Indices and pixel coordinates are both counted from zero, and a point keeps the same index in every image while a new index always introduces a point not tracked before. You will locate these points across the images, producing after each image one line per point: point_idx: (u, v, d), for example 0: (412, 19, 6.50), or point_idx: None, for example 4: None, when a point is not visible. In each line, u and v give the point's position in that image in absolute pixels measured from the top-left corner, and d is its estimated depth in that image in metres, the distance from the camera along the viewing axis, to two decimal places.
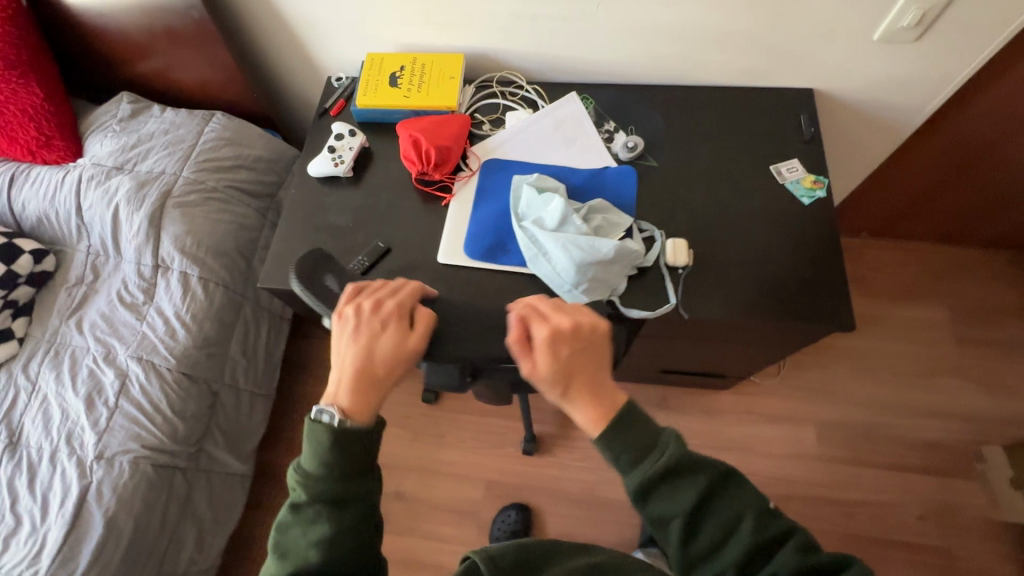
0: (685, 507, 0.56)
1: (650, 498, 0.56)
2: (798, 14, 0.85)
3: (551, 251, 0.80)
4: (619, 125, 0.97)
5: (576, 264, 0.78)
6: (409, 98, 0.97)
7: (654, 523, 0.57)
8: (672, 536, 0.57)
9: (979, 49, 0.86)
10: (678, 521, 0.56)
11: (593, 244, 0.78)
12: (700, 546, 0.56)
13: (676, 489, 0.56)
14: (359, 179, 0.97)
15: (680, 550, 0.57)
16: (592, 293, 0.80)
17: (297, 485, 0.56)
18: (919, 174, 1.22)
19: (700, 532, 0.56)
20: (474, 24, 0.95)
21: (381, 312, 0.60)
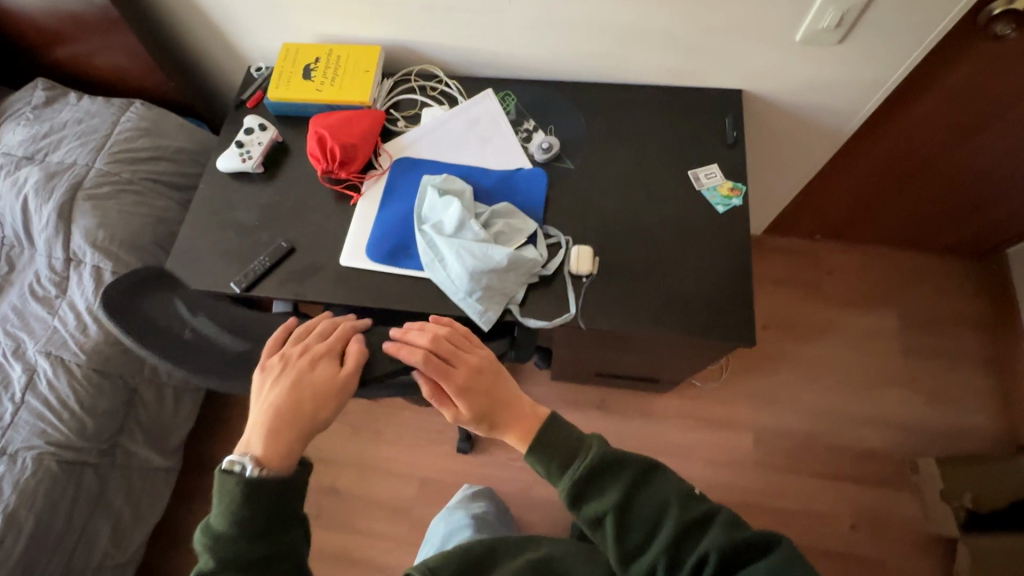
0: (613, 500, 0.56)
1: (581, 497, 0.57)
2: (716, 14, 0.82)
3: (447, 257, 0.78)
4: (539, 124, 0.94)
5: (469, 271, 0.76)
6: (321, 92, 0.94)
7: (588, 522, 0.57)
8: (606, 531, 0.56)
9: (906, 53, 0.83)
10: (609, 514, 0.56)
11: (486, 252, 0.76)
12: (635, 538, 0.56)
13: (604, 484, 0.57)
14: (271, 175, 0.94)
15: (617, 546, 0.56)
16: (489, 302, 0.78)
17: (205, 550, 0.52)
18: (866, 178, 1.19)
19: (632, 526, 0.56)
20: (388, 15, 0.92)
21: (309, 352, 0.58)
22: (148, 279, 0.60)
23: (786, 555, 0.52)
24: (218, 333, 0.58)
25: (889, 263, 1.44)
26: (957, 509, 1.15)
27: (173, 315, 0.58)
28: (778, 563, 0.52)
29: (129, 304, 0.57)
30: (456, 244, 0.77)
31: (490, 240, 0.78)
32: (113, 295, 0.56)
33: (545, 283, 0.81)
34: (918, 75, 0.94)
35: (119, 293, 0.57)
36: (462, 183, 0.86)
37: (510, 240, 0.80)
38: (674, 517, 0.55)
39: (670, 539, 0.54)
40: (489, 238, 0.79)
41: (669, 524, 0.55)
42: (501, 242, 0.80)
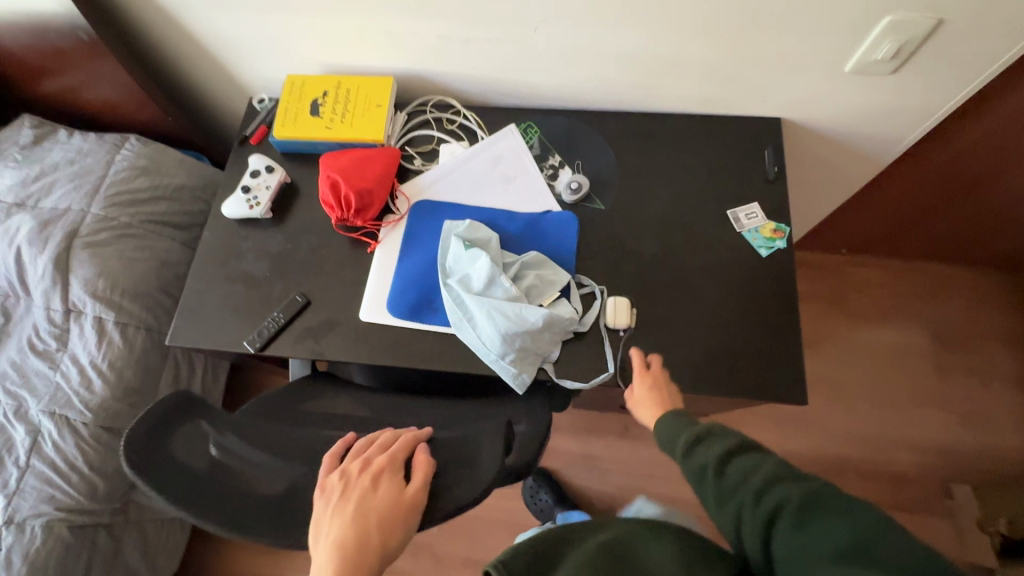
0: (720, 446, 0.59)
1: (691, 444, 0.61)
2: (759, 45, 0.76)
3: (477, 317, 0.74)
4: (565, 159, 0.88)
5: (501, 334, 0.72)
6: (332, 130, 0.88)
7: (692, 466, 0.60)
8: (705, 472, 0.59)
9: (964, 83, 0.77)
10: (711, 456, 0.59)
11: (520, 313, 0.72)
12: (729, 484, 0.57)
13: (712, 437, 0.61)
14: (280, 220, 0.89)
15: (713, 486, 0.58)
16: (523, 363, 0.74)
17: None
18: (902, 196, 1.14)
19: (727, 471, 0.58)
20: (401, 46, 0.86)
21: (373, 465, 0.56)
22: (174, 408, 0.53)
23: (883, 516, 0.48)
24: (255, 454, 0.54)
25: (917, 277, 1.40)
26: (991, 534, 1.13)
27: (201, 448, 0.52)
28: (869, 520, 0.48)
29: (157, 449, 0.50)
30: (488, 304, 0.73)
31: (521, 296, 0.74)
32: (135, 437, 0.49)
33: (580, 339, 0.77)
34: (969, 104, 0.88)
35: (139, 434, 0.49)
36: (488, 230, 0.81)
37: (543, 295, 0.75)
38: (771, 467, 0.56)
39: (764, 483, 0.54)
40: (520, 294, 0.74)
41: (765, 469, 0.55)
42: (533, 297, 0.76)
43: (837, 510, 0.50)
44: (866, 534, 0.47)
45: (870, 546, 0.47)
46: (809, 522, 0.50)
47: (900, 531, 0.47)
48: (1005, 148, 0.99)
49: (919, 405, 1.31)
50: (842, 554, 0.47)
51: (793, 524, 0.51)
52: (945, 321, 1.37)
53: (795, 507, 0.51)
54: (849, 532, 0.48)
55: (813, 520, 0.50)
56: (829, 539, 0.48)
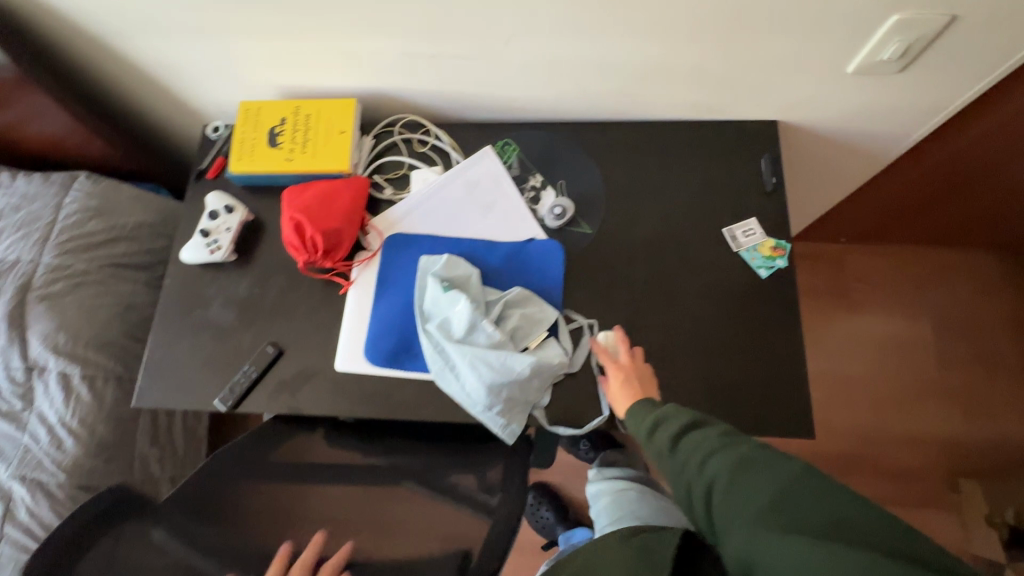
0: (672, 425, 0.60)
1: (647, 426, 0.62)
2: (753, 49, 0.69)
3: (460, 366, 0.70)
4: (547, 179, 0.82)
5: (487, 385, 0.68)
6: (292, 161, 0.81)
7: (648, 446, 0.62)
8: (660, 451, 0.60)
9: (977, 79, 0.70)
10: (663, 436, 0.60)
11: (505, 362, 0.68)
12: (681, 460, 0.58)
13: (663, 418, 0.62)
14: (245, 262, 0.82)
15: (666, 463, 0.60)
16: (511, 413, 0.70)
17: None
18: (906, 186, 1.08)
19: (678, 448, 0.59)
20: (361, 65, 0.78)
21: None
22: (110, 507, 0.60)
23: (802, 470, 0.51)
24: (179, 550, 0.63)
25: (921, 263, 1.35)
26: (999, 526, 1.13)
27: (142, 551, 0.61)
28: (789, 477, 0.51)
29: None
30: (471, 354, 0.69)
31: (506, 341, 0.70)
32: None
33: (573, 379, 0.73)
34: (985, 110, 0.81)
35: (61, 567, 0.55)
36: (467, 264, 0.76)
37: (529, 336, 0.71)
38: (714, 440, 0.57)
39: (708, 457, 0.56)
40: (505, 339, 0.70)
41: (709, 444, 0.57)
42: (519, 339, 0.71)
43: (765, 474, 0.52)
44: (787, 491, 0.50)
45: (793, 507, 0.50)
46: (741, 488, 0.53)
47: (816, 483, 0.50)
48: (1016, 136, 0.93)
49: (925, 397, 1.28)
50: (767, 513, 0.50)
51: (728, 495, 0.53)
52: (949, 307, 1.33)
53: (731, 476, 0.54)
54: (771, 492, 0.51)
55: (745, 487, 0.52)
56: (757, 502, 0.51)
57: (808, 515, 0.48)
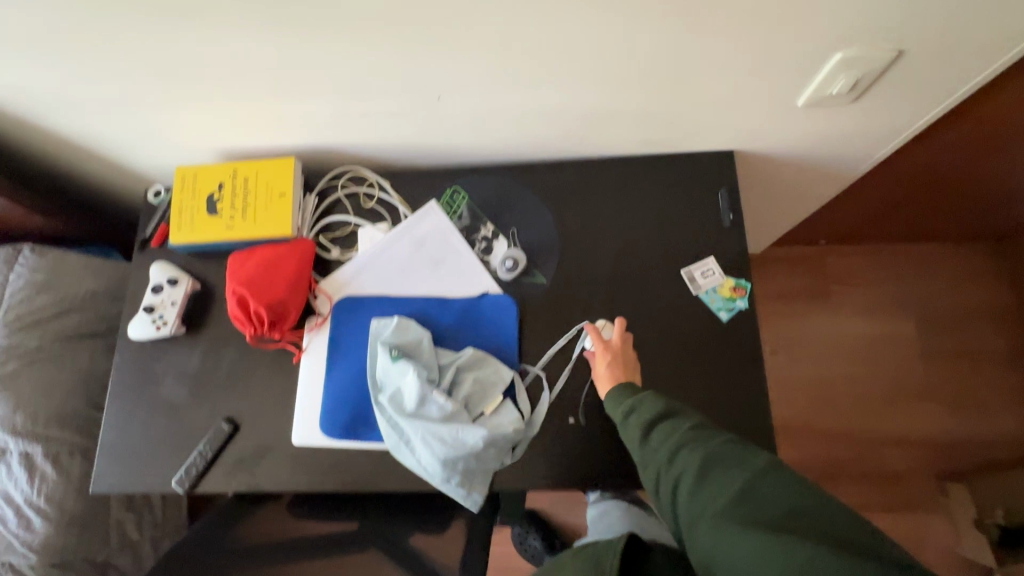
0: (647, 413, 0.61)
1: (625, 413, 0.63)
2: (696, 89, 0.65)
3: (413, 441, 0.68)
4: (498, 228, 0.79)
5: (441, 460, 0.67)
6: (233, 229, 0.78)
7: (624, 433, 0.63)
8: (634, 439, 0.61)
9: (936, 103, 0.67)
10: (638, 424, 0.61)
11: (457, 435, 0.67)
12: (653, 450, 0.59)
13: (639, 406, 0.63)
14: (195, 333, 0.80)
15: (639, 450, 0.60)
16: (471, 483, 0.68)
17: None
18: (877, 189, 1.05)
19: (651, 436, 0.60)
20: (294, 125, 0.75)
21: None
22: None
23: (767, 464, 0.52)
24: None
25: (903, 260, 1.32)
26: (989, 527, 1.10)
27: None
28: (753, 469, 0.52)
29: None
30: (424, 427, 0.67)
31: (459, 412, 0.69)
32: None
33: (532, 439, 0.71)
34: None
35: None
36: (419, 326, 0.74)
37: (483, 402, 0.70)
38: (687, 431, 0.58)
39: (679, 446, 0.57)
40: (458, 409, 0.68)
41: (682, 433, 0.58)
42: (474, 405, 0.70)
43: (731, 467, 0.53)
44: (751, 485, 0.51)
45: (754, 498, 0.50)
46: (707, 481, 0.53)
47: (780, 476, 0.51)
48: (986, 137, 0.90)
49: (910, 398, 1.26)
50: (730, 507, 0.50)
51: (694, 486, 0.54)
52: (932, 303, 1.30)
53: (698, 468, 0.54)
54: (736, 486, 0.51)
55: (711, 479, 0.53)
56: (722, 495, 0.52)
57: (766, 506, 0.49)
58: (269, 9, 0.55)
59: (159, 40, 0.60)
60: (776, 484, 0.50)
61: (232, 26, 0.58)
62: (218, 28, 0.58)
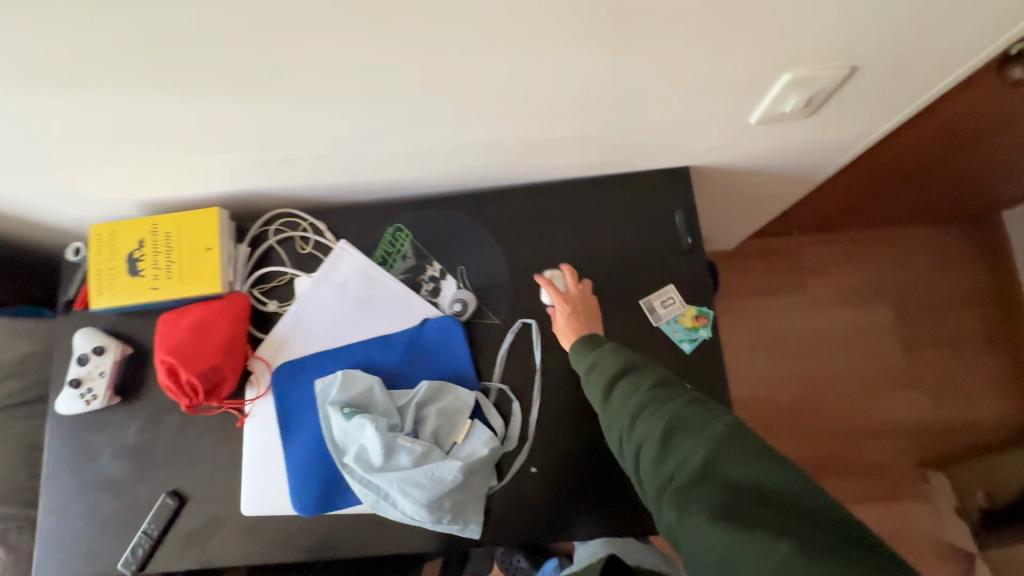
0: (610, 371, 0.58)
1: (589, 371, 0.60)
2: (640, 114, 0.60)
3: (394, 496, 0.63)
4: (445, 266, 0.74)
5: (425, 504, 0.62)
6: (158, 289, 0.72)
7: (588, 390, 0.60)
8: (598, 398, 0.58)
9: (896, 111, 0.63)
10: (601, 382, 0.58)
11: (434, 473, 0.62)
12: (615, 412, 0.56)
13: (601, 363, 0.59)
14: (131, 403, 0.75)
15: (603, 410, 0.57)
16: (464, 514, 0.65)
17: None
18: (845, 191, 1.00)
19: (614, 395, 0.56)
20: (211, 175, 0.68)
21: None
22: None
23: (730, 431, 0.48)
24: None
25: (876, 246, 1.29)
26: (971, 512, 1.09)
27: None
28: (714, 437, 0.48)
29: None
30: (398, 476, 0.62)
31: (430, 450, 0.64)
32: None
33: (498, 494, 0.67)
34: (916, 130, 0.73)
35: None
36: (366, 374, 0.69)
37: (452, 433, 0.65)
38: (650, 390, 0.54)
39: (641, 407, 0.54)
40: (429, 447, 0.64)
41: (644, 391, 0.54)
42: (444, 438, 0.66)
43: (694, 432, 0.49)
44: (713, 455, 0.47)
45: (715, 472, 0.47)
46: (669, 447, 0.50)
47: (745, 449, 0.47)
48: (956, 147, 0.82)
49: (891, 387, 1.25)
50: (690, 482, 0.47)
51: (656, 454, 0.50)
52: (907, 286, 1.28)
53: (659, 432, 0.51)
54: (698, 455, 0.48)
55: (674, 447, 0.50)
56: (684, 465, 0.48)
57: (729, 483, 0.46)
58: (148, 72, 0.49)
59: (31, 110, 0.53)
60: (736, 453, 0.47)
61: (111, 92, 0.51)
62: (96, 94, 0.51)
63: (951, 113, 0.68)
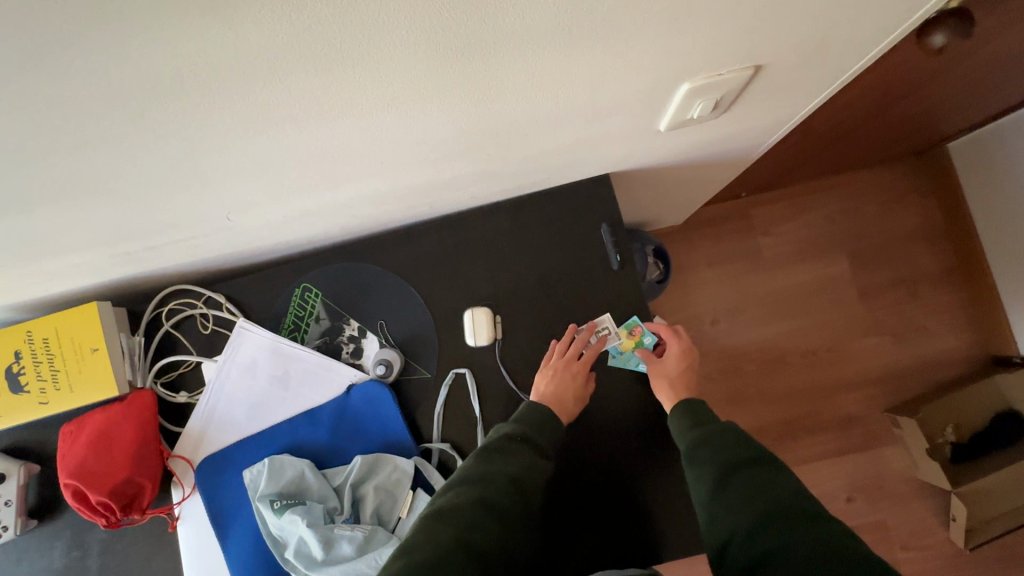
0: (726, 454, 0.51)
1: (695, 446, 0.55)
2: (535, 142, 0.54)
3: None
4: (364, 323, 0.69)
5: None
6: (48, 404, 0.64)
7: (692, 469, 0.53)
8: (705, 481, 0.51)
9: (814, 94, 0.58)
10: (710, 459, 0.52)
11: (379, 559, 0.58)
12: (722, 493, 0.48)
13: (714, 438, 0.54)
14: (48, 525, 0.68)
15: (708, 493, 0.50)
16: None
17: None
18: (787, 155, 0.94)
19: (730, 484, 0.48)
20: (73, 275, 0.60)
21: (568, 384, 0.62)
22: None
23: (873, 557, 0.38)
24: None
25: (825, 197, 1.26)
26: (943, 446, 1.12)
27: None
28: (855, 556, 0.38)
29: None
30: (342, 568, 0.57)
31: (373, 533, 0.59)
32: None
33: None
34: (843, 101, 0.69)
35: None
36: (296, 457, 0.64)
37: (395, 508, 0.61)
38: (787, 494, 0.45)
39: (769, 508, 0.44)
40: (371, 529, 0.59)
41: (776, 491, 0.45)
42: (388, 514, 0.62)
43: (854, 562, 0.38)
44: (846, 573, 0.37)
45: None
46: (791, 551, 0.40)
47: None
48: (895, 100, 0.77)
49: (853, 337, 1.24)
50: None
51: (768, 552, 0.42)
52: (858, 234, 1.26)
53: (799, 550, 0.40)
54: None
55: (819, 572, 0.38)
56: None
57: None
58: None
59: None
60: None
61: None
62: None
63: (875, 79, 0.63)
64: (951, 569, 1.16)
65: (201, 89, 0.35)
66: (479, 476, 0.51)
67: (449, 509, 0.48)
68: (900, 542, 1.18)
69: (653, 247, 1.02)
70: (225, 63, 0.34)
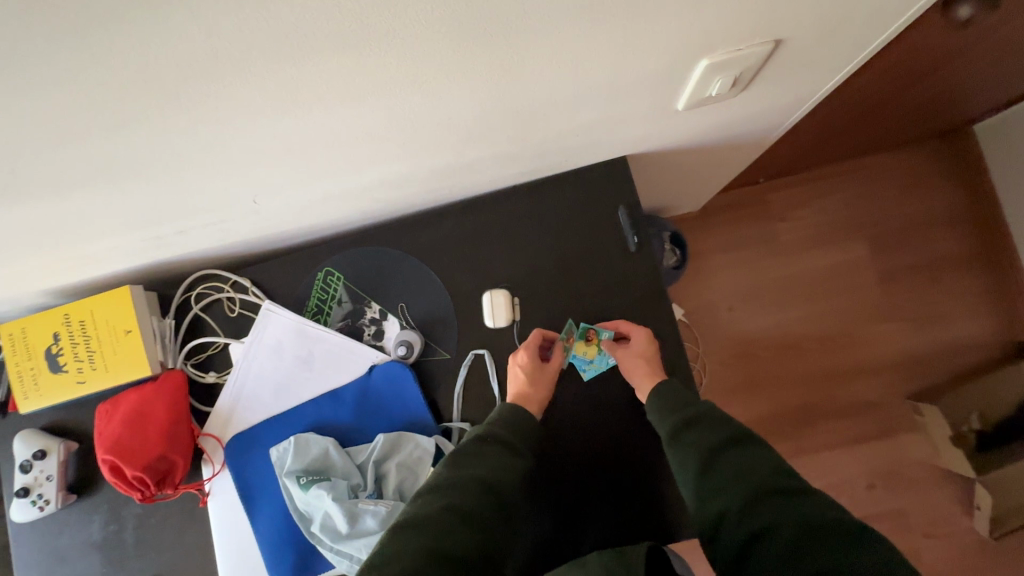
0: (711, 439, 0.51)
1: (677, 429, 0.54)
2: (552, 124, 0.54)
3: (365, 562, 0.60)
4: (385, 305, 0.70)
5: None
6: (86, 383, 0.67)
7: (677, 455, 0.52)
8: (690, 468, 0.50)
9: (834, 71, 0.57)
10: (696, 442, 0.51)
11: None
12: (710, 478, 0.48)
13: (698, 420, 0.53)
14: (87, 499, 0.71)
15: (697, 477, 0.50)
16: None
17: None
18: (808, 137, 0.92)
19: (716, 471, 0.48)
20: (109, 258, 0.62)
21: (518, 376, 0.63)
22: None
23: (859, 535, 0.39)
24: None
25: (846, 182, 1.24)
26: (968, 436, 1.09)
27: None
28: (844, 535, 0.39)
29: None
30: (368, 541, 0.59)
31: (396, 507, 0.61)
32: None
33: None
34: (863, 79, 0.68)
35: None
36: (320, 436, 0.65)
37: (417, 485, 0.63)
38: (775, 478, 0.45)
39: (755, 495, 0.45)
40: (394, 504, 0.61)
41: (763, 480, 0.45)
42: (410, 491, 0.63)
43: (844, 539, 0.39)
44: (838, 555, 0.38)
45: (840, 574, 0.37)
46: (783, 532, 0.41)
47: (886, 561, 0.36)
48: (916, 79, 0.75)
49: (875, 324, 1.22)
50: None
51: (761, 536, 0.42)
52: (879, 219, 1.24)
53: (785, 544, 0.40)
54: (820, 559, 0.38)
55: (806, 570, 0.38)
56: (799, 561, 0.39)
57: None
58: None
59: None
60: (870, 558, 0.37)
61: None
62: None
63: (898, 57, 0.62)
64: (973, 558, 1.14)
65: (232, 72, 0.37)
66: (449, 483, 0.51)
67: (415, 519, 0.48)
68: (921, 529, 1.16)
69: (670, 233, 1.02)
70: (255, 49, 0.35)
